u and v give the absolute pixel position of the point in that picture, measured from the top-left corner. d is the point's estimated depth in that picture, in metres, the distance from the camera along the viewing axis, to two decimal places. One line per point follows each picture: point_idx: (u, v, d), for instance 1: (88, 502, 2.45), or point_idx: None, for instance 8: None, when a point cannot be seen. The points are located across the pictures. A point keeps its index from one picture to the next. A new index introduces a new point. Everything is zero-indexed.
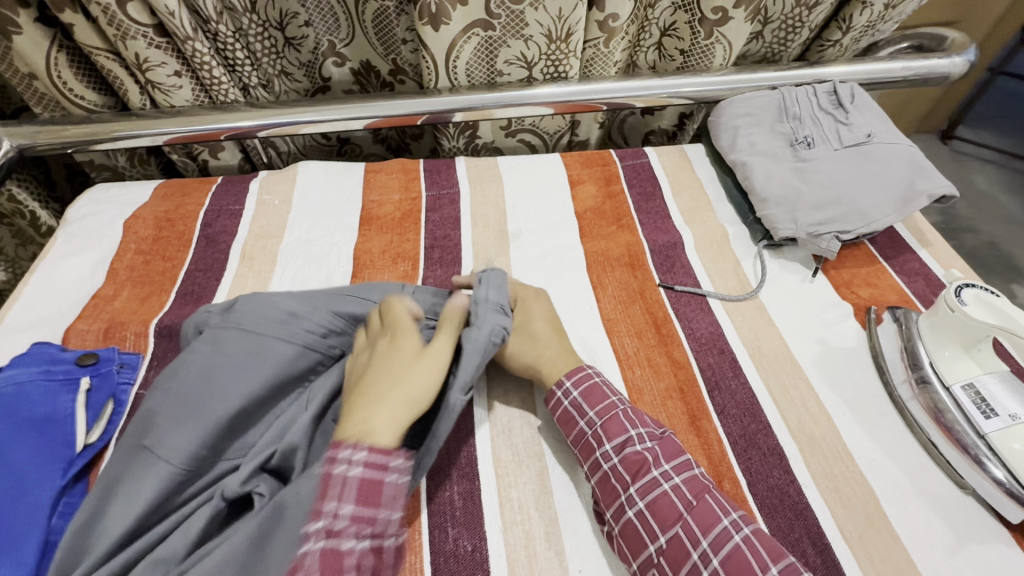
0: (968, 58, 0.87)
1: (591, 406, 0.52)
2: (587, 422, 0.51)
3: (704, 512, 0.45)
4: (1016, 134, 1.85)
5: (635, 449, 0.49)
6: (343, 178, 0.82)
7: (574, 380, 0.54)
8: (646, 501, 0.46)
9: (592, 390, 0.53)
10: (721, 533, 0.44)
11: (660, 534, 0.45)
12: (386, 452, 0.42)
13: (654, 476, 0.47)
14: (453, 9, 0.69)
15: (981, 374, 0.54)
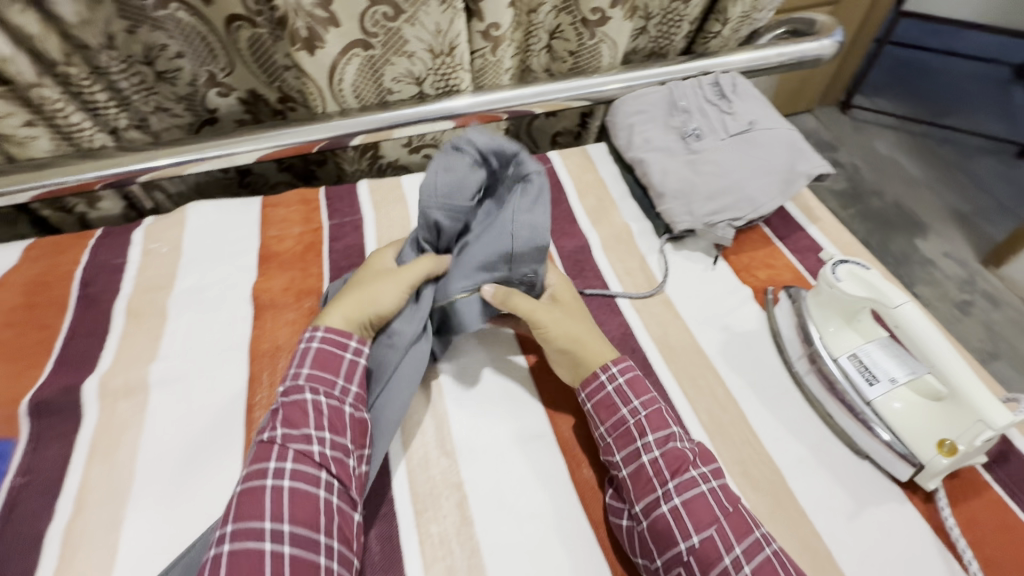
0: (836, 39, 0.93)
1: (636, 395, 0.54)
2: (630, 410, 0.53)
3: (739, 519, 0.47)
4: (906, 99, 1.99)
5: (677, 446, 0.51)
6: (238, 217, 0.78)
7: (622, 367, 0.56)
8: (682, 497, 0.48)
9: (635, 382, 0.55)
10: (753, 543, 0.45)
11: (694, 533, 0.46)
12: (339, 337, 0.54)
13: (693, 476, 0.49)
14: (327, 32, 0.67)
15: (863, 343, 0.57)
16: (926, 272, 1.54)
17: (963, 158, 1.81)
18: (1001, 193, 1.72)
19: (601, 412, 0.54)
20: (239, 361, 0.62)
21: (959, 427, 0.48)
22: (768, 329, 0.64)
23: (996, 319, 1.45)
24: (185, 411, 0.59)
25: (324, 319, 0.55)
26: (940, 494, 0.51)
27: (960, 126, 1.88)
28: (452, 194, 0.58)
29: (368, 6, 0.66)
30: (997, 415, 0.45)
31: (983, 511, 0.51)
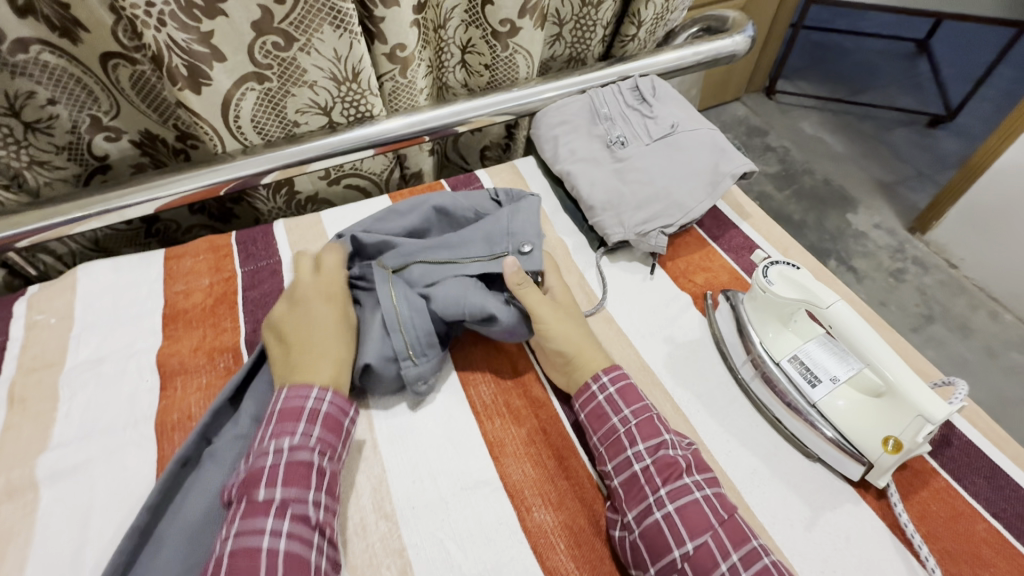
0: (749, 34, 0.94)
1: (628, 404, 0.54)
2: (621, 419, 0.53)
3: (735, 527, 0.47)
4: (825, 81, 2.08)
5: (669, 452, 0.51)
6: (139, 274, 0.71)
7: (612, 375, 0.56)
8: (676, 504, 0.48)
9: (627, 389, 0.55)
10: (751, 552, 0.45)
11: (688, 540, 0.46)
12: (336, 413, 0.51)
13: (686, 483, 0.49)
14: (212, 68, 0.61)
15: (802, 344, 0.56)
16: (859, 244, 1.60)
17: (882, 133, 1.90)
18: (919, 162, 1.81)
19: (592, 422, 0.55)
20: (146, 441, 0.56)
21: (902, 423, 0.47)
22: (711, 335, 0.63)
23: (928, 283, 1.51)
24: (84, 506, 0.52)
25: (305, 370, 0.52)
26: (891, 491, 0.50)
27: (875, 102, 1.98)
28: (465, 202, 0.70)
29: (254, 37, 0.61)
30: (935, 408, 0.45)
31: (933, 501, 0.50)
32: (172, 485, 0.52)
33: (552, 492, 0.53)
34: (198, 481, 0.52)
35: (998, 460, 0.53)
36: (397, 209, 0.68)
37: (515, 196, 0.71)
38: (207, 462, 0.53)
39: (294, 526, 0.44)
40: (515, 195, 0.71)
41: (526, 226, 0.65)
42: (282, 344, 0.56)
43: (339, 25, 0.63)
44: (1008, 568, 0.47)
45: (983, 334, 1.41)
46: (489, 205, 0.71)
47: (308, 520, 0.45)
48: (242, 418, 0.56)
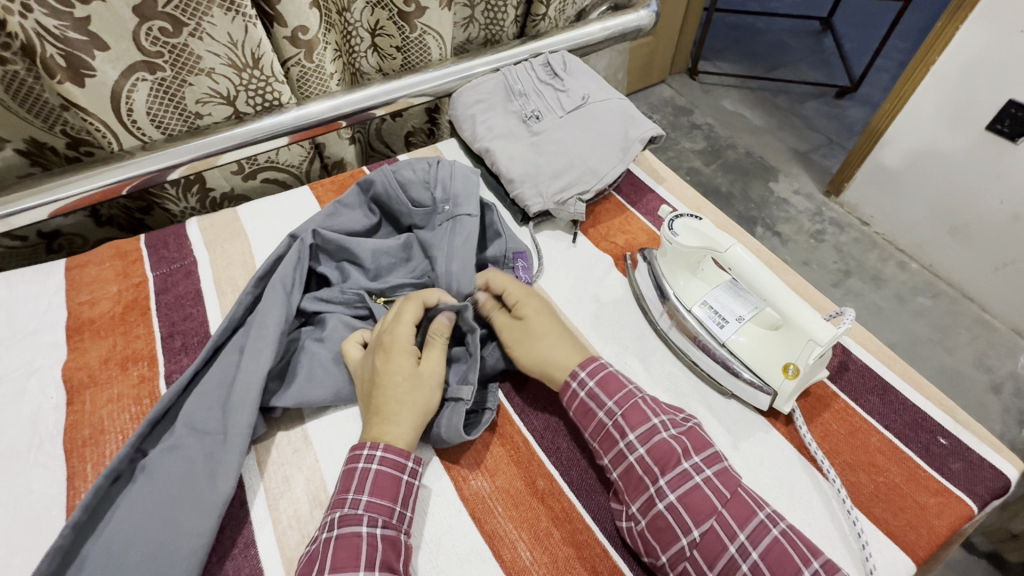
0: (652, 9, 0.98)
1: (610, 396, 0.52)
2: (607, 413, 0.51)
3: (740, 504, 0.45)
4: (741, 59, 2.19)
5: (661, 439, 0.49)
6: (36, 287, 0.66)
7: (590, 369, 0.54)
8: (677, 493, 0.46)
9: (609, 379, 0.53)
10: (757, 526, 0.44)
11: (694, 527, 0.45)
12: (402, 453, 0.49)
13: (684, 468, 0.47)
14: (93, 57, 0.57)
15: (710, 290, 0.60)
16: (782, 210, 1.70)
17: (795, 105, 2.02)
18: (828, 130, 1.94)
19: (580, 420, 0.52)
20: (52, 461, 0.52)
21: (797, 349, 0.51)
22: (632, 293, 0.66)
23: (844, 240, 1.62)
24: None
25: (379, 428, 0.50)
26: (797, 415, 0.54)
27: (787, 77, 2.10)
28: (402, 204, 0.66)
29: (138, 23, 0.58)
30: (822, 331, 0.49)
31: (834, 421, 0.55)
32: (103, 503, 0.46)
33: (489, 459, 0.54)
34: (129, 498, 0.46)
35: (888, 377, 0.58)
36: (343, 200, 0.67)
37: (455, 172, 0.66)
38: (140, 478, 0.47)
39: (339, 490, 0.47)
40: (448, 170, 0.67)
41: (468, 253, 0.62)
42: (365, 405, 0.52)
43: (231, 7, 0.61)
44: (898, 471, 0.51)
45: (895, 283, 1.53)
46: (426, 202, 0.66)
47: (350, 480, 0.47)
48: (178, 427, 0.50)
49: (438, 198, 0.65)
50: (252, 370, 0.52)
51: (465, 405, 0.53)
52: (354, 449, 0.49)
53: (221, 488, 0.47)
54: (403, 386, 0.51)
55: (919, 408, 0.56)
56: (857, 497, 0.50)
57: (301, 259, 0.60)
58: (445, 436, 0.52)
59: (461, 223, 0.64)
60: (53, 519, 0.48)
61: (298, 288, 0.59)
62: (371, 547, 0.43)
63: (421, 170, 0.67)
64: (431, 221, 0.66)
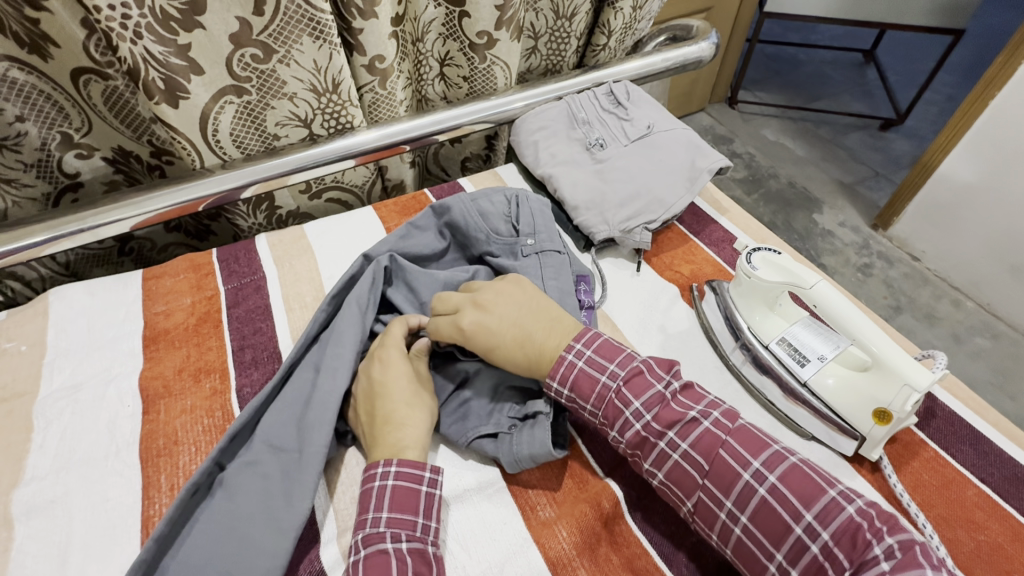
0: (712, 41, 0.98)
1: (585, 398, 0.50)
2: (590, 412, 0.50)
3: (721, 472, 0.44)
4: (783, 90, 2.18)
5: (634, 429, 0.47)
6: (117, 295, 0.68)
7: (558, 377, 0.50)
8: (662, 472, 0.46)
9: (580, 380, 0.50)
10: (744, 490, 0.43)
11: (686, 500, 0.46)
12: (416, 465, 0.47)
13: (661, 449, 0.46)
14: (189, 81, 0.60)
15: (788, 327, 0.58)
16: (828, 242, 1.66)
17: (839, 136, 2.00)
18: (874, 162, 1.91)
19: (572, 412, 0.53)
20: (127, 470, 0.52)
21: (890, 394, 0.49)
22: (700, 326, 0.64)
23: (894, 275, 1.57)
24: (61, 543, 0.48)
25: (391, 442, 0.49)
26: (885, 462, 0.51)
27: (831, 108, 2.08)
28: (484, 230, 0.67)
29: (233, 49, 0.61)
30: (919, 376, 0.47)
31: (925, 471, 0.52)
32: (180, 519, 0.46)
33: (555, 487, 0.52)
34: (208, 516, 0.46)
35: (979, 426, 0.55)
36: (416, 222, 0.69)
37: (534, 209, 0.69)
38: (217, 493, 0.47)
39: (359, 509, 0.46)
40: (527, 206, 0.69)
41: (557, 278, 0.63)
42: (363, 422, 0.52)
43: (318, 36, 0.63)
44: (1000, 530, 0.48)
45: (949, 322, 1.47)
46: (509, 233, 0.67)
47: (368, 500, 0.46)
48: (255, 443, 0.50)
49: (523, 230, 0.67)
50: (329, 389, 0.52)
51: (546, 420, 0.52)
52: (366, 471, 0.47)
53: (293, 506, 0.47)
54: (406, 396, 0.52)
55: (1018, 461, 0.52)
56: (958, 554, 0.47)
57: (376, 282, 0.61)
58: (530, 453, 0.51)
59: (548, 253, 0.65)
60: (128, 530, 0.49)
61: (371, 307, 0.60)
62: (401, 563, 0.42)
63: (499, 203, 0.69)
64: (510, 254, 0.66)
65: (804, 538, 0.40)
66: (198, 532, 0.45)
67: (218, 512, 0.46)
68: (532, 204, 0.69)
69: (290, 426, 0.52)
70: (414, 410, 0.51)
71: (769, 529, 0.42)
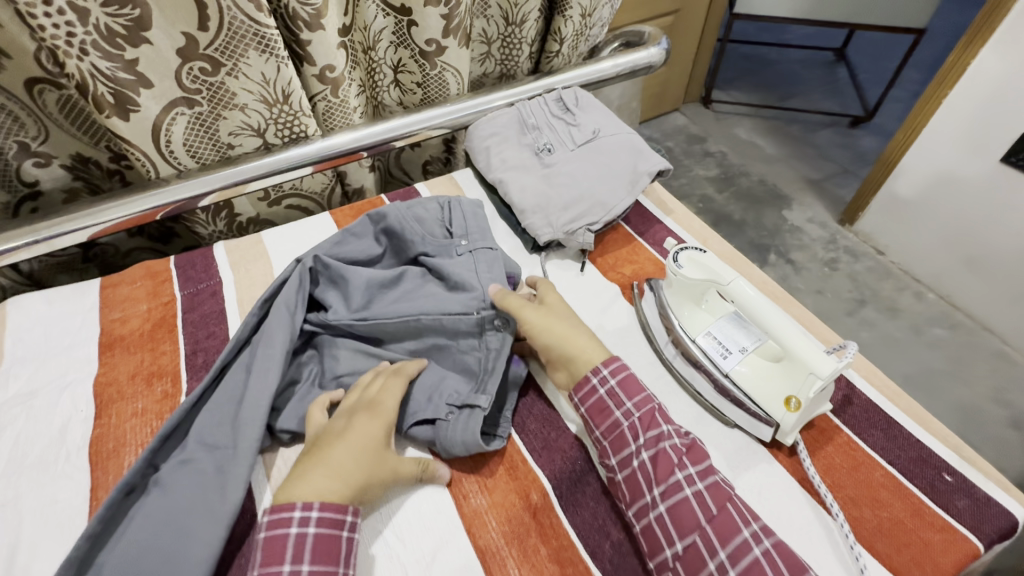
0: (663, 47, 1.02)
1: (630, 397, 0.54)
2: (624, 413, 0.53)
3: (725, 521, 0.47)
4: (754, 89, 2.22)
5: (664, 447, 0.51)
6: (73, 303, 0.69)
7: (612, 369, 0.56)
8: (667, 504, 0.48)
9: (630, 381, 0.55)
10: (740, 545, 0.46)
11: (677, 540, 0.47)
12: (339, 510, 0.47)
13: (677, 480, 0.49)
14: (138, 94, 0.62)
15: (713, 321, 0.61)
16: (795, 238, 1.71)
17: (808, 134, 2.04)
18: (842, 159, 1.95)
19: (594, 416, 0.54)
20: (77, 472, 0.54)
21: (796, 381, 0.53)
22: (638, 322, 0.67)
23: (858, 270, 1.62)
24: (9, 544, 0.50)
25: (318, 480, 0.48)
26: (800, 447, 0.54)
27: (800, 107, 2.13)
28: (418, 231, 0.70)
29: (181, 63, 0.63)
30: (823, 364, 0.50)
31: (837, 454, 0.55)
32: (116, 515, 0.49)
33: (487, 476, 0.55)
34: (142, 511, 0.48)
35: (892, 411, 0.59)
36: (352, 230, 0.70)
37: (466, 211, 0.72)
38: (161, 490, 0.50)
39: (267, 562, 0.44)
40: (459, 210, 0.72)
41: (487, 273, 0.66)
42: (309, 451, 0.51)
43: (265, 50, 0.65)
44: (902, 506, 0.52)
45: (910, 314, 1.51)
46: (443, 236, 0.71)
47: (283, 551, 0.44)
48: (190, 442, 0.53)
49: (456, 231, 0.70)
50: (259, 391, 0.54)
51: (482, 412, 0.55)
52: (279, 519, 0.45)
53: (230, 500, 0.49)
54: (370, 446, 0.51)
55: (925, 444, 0.56)
56: (859, 531, 0.50)
57: (303, 282, 0.63)
58: (462, 439, 0.54)
59: (480, 250, 0.68)
60: (76, 530, 0.51)
61: (301, 308, 0.62)
62: None
63: (433, 209, 0.73)
64: (444, 253, 0.69)
65: None
66: (130, 529, 0.47)
67: (150, 508, 0.48)
68: (465, 207, 0.73)
69: (228, 426, 0.54)
70: (368, 469, 0.50)
71: None
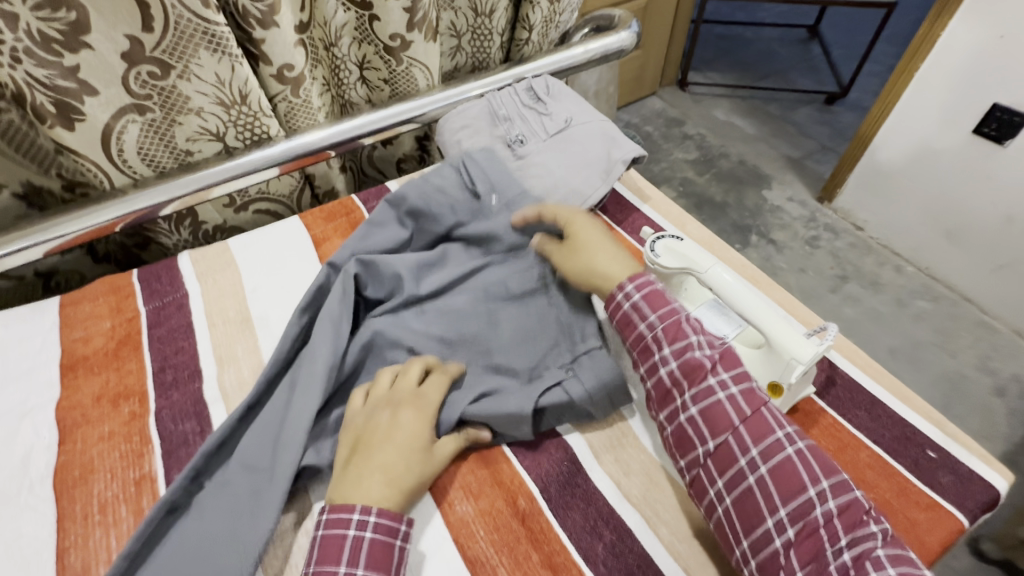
0: (633, 30, 1.00)
1: (654, 310, 0.54)
2: (648, 326, 0.53)
3: (759, 422, 0.47)
4: (731, 69, 2.22)
5: (694, 355, 0.51)
6: (32, 324, 0.66)
7: (637, 284, 0.55)
8: (699, 406, 0.49)
9: (653, 296, 0.54)
10: (773, 445, 0.46)
11: (710, 439, 0.48)
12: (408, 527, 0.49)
13: (711, 383, 0.49)
14: (83, 103, 0.59)
15: (692, 310, 0.59)
16: (777, 217, 1.71)
17: (786, 113, 2.04)
18: (821, 136, 1.96)
19: (623, 329, 0.55)
20: (41, 503, 0.52)
21: (777, 368, 0.52)
22: None
23: (840, 246, 1.63)
24: None
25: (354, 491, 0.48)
26: None
27: (777, 86, 2.12)
28: (443, 201, 0.70)
29: (127, 68, 0.60)
30: (803, 350, 0.49)
31: (823, 437, 0.55)
32: (156, 533, 0.49)
33: (472, 482, 0.54)
34: (185, 533, 0.49)
35: (875, 391, 0.58)
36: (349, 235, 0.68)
37: (482, 164, 0.71)
38: None
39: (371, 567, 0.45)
40: (476, 165, 0.71)
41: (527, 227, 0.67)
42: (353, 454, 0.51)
43: (216, 48, 0.62)
44: (888, 486, 0.51)
45: (893, 287, 1.53)
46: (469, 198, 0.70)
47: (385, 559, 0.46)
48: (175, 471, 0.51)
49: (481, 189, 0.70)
50: (303, 408, 0.53)
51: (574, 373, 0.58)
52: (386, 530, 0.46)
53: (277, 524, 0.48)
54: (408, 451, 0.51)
55: (908, 422, 0.56)
56: None
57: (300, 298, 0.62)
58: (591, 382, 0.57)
59: (513, 199, 0.69)
60: (41, 566, 0.48)
61: (346, 319, 0.60)
62: None
63: (450, 175, 0.71)
64: (478, 217, 0.70)
65: (815, 500, 0.44)
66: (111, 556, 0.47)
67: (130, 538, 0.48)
68: (484, 155, 0.71)
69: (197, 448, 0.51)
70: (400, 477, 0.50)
71: (782, 483, 0.45)
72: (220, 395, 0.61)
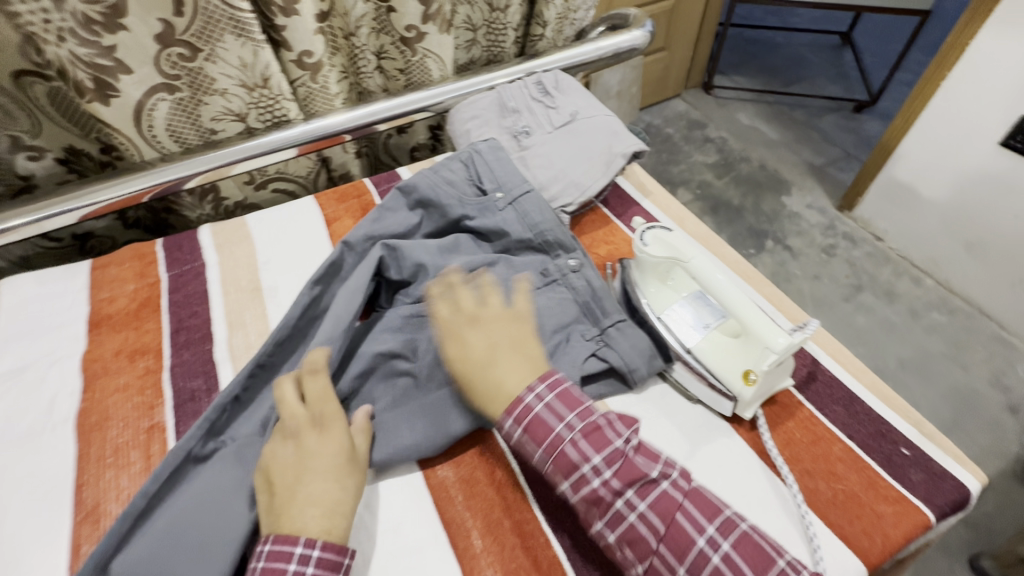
0: (647, 29, 1.01)
1: (539, 443, 0.49)
2: (541, 457, 0.49)
3: (676, 538, 0.45)
4: (756, 73, 2.19)
5: (590, 486, 0.47)
6: (64, 283, 0.72)
7: (521, 411, 0.50)
8: (615, 534, 0.46)
9: (535, 425, 0.49)
10: (698, 558, 0.44)
11: (638, 564, 0.45)
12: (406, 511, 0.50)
13: (618, 510, 0.46)
14: (118, 80, 0.64)
15: (678, 299, 0.62)
16: (794, 224, 1.69)
17: (812, 119, 2.02)
18: (846, 144, 1.93)
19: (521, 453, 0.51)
20: (63, 443, 0.57)
21: (752, 355, 0.54)
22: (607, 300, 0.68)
23: (857, 255, 1.60)
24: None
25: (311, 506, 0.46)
26: (759, 420, 0.56)
27: (803, 92, 2.10)
28: (452, 195, 0.72)
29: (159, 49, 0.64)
30: (776, 338, 0.51)
31: (797, 429, 0.56)
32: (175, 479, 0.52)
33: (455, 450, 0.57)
34: (199, 480, 0.52)
35: (855, 388, 0.59)
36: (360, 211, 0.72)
37: (489, 161, 0.74)
38: None
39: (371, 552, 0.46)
40: (482, 161, 0.74)
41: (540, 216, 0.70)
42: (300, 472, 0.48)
43: (241, 33, 0.67)
44: (857, 480, 0.52)
45: (908, 298, 1.50)
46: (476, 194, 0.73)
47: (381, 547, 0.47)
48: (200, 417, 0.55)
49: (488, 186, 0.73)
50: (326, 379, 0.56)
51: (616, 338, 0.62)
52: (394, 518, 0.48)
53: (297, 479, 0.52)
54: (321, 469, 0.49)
55: (885, 419, 0.57)
56: (815, 503, 0.51)
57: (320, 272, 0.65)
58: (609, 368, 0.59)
59: (521, 197, 0.71)
60: (60, 498, 0.53)
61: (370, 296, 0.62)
62: None
63: (458, 170, 0.75)
64: (485, 212, 0.72)
65: None
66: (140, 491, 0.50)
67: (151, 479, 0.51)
68: (491, 151, 0.75)
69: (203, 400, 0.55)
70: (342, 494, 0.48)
71: None
72: (229, 355, 0.65)
